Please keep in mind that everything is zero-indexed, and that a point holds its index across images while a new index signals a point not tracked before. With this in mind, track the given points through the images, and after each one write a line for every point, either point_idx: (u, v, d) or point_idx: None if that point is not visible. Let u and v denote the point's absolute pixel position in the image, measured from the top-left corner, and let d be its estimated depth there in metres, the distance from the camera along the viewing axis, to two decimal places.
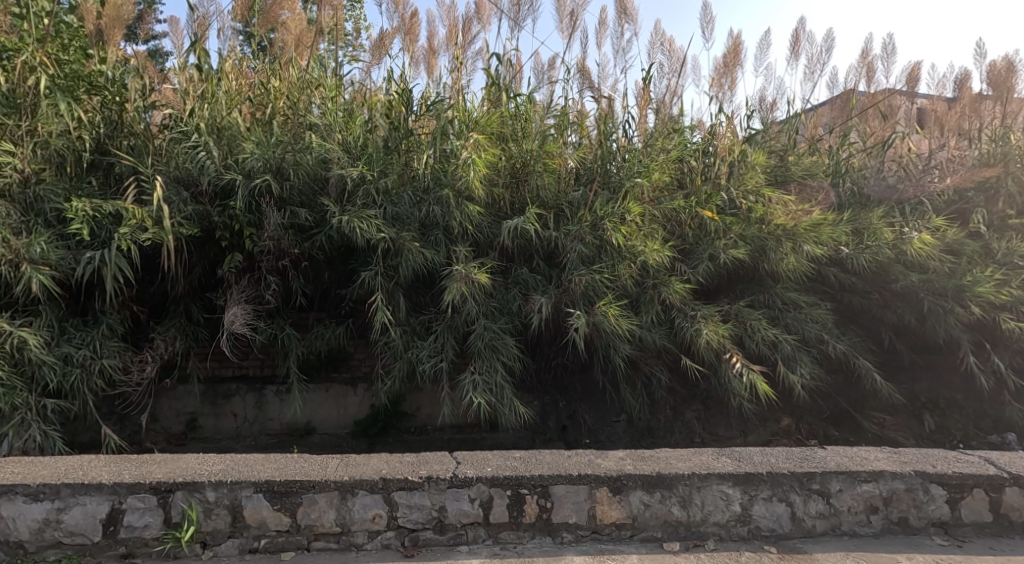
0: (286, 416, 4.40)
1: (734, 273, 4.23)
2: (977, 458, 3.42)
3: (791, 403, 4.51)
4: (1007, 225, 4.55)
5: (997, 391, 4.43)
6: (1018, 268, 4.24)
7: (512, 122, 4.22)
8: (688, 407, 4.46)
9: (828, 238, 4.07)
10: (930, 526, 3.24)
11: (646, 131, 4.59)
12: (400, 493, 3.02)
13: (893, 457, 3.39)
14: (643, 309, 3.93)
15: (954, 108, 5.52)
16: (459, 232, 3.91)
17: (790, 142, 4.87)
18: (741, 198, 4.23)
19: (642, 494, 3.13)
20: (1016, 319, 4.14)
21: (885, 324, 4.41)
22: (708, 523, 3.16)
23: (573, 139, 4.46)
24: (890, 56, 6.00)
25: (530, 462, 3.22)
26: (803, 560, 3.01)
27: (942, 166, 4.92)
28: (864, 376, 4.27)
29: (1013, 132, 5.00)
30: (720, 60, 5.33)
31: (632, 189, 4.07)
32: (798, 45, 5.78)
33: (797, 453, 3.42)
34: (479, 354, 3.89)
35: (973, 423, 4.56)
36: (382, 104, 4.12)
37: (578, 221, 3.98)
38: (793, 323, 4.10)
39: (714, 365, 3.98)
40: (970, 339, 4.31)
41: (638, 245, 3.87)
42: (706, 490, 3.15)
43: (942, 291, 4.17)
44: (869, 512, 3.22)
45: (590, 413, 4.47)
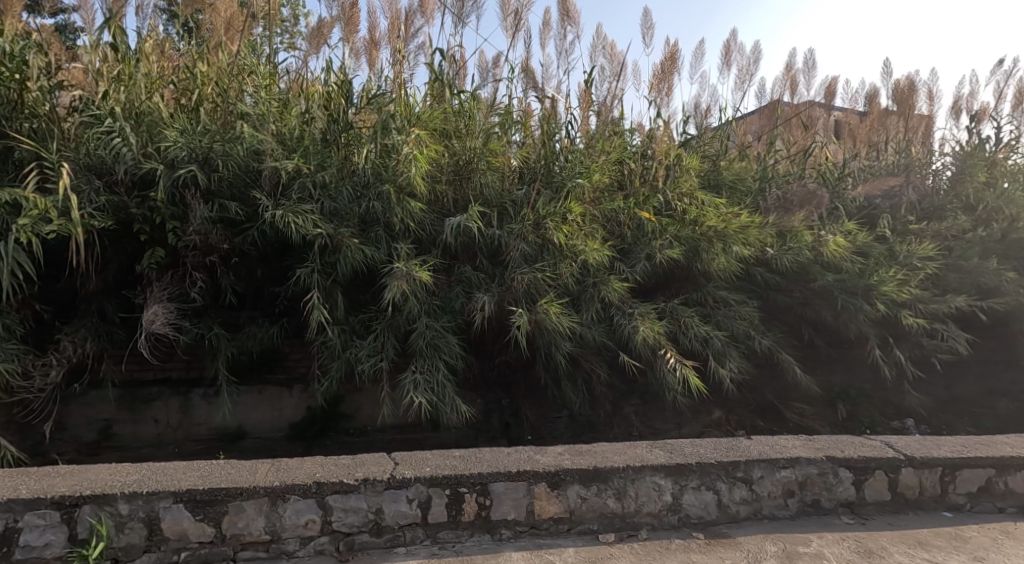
0: (215, 420, 4.28)
1: (669, 273, 4.38)
2: (878, 442, 3.68)
3: (721, 396, 4.69)
4: (909, 230, 4.90)
5: (900, 381, 4.83)
6: (917, 270, 4.58)
7: (456, 119, 4.26)
8: (627, 402, 4.57)
9: (755, 240, 4.27)
10: (839, 507, 3.45)
11: (588, 132, 4.69)
12: (335, 497, 3.00)
13: (809, 444, 3.60)
14: (584, 307, 4.02)
15: (865, 122, 5.95)
16: (400, 230, 3.89)
17: (722, 149, 5.06)
18: (676, 200, 4.37)
19: (579, 488, 3.20)
20: (914, 316, 4.49)
21: (805, 321, 4.64)
22: (641, 514, 3.26)
23: (517, 138, 4.51)
24: (812, 71, 6.31)
25: (469, 460, 3.26)
26: (728, 544, 3.15)
27: (854, 176, 5.29)
28: (786, 369, 4.49)
29: (914, 147, 5.61)
30: (658, 67, 5.47)
31: (574, 191, 4.16)
32: (729, 56, 6.00)
33: (723, 443, 3.58)
34: (420, 352, 3.88)
35: (879, 411, 4.90)
36: (321, 95, 4.09)
37: (522, 219, 4.02)
38: (723, 320, 4.27)
39: (650, 361, 4.10)
40: (877, 334, 4.58)
41: (578, 244, 3.96)
42: (640, 482, 3.26)
43: (853, 289, 4.43)
44: (786, 496, 3.40)
45: (533, 410, 4.53)
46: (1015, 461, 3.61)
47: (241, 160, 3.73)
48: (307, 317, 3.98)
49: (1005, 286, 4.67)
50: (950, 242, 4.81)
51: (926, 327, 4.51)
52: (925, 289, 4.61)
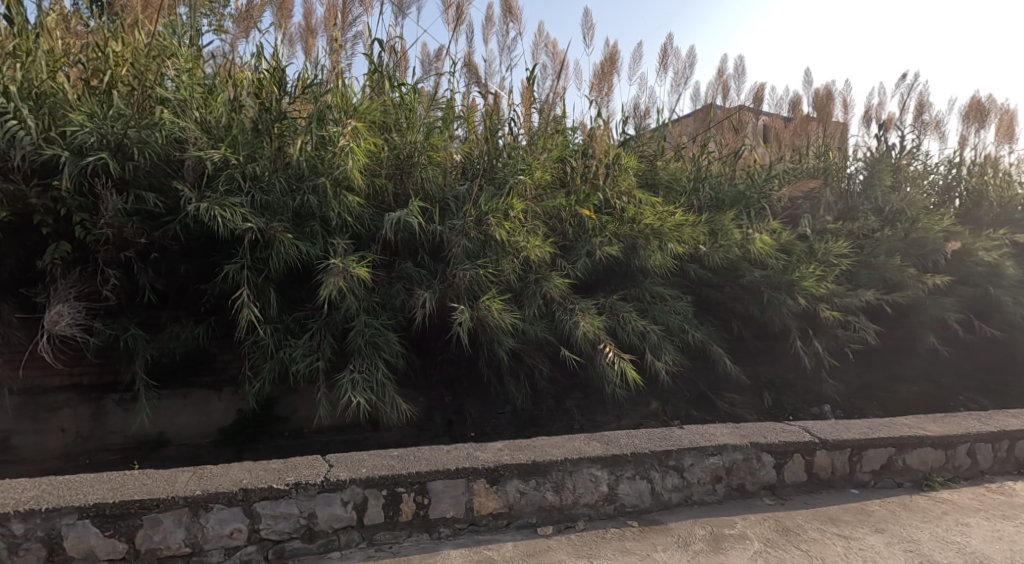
0: (131, 428, 4.13)
1: (609, 269, 4.47)
2: (797, 427, 3.88)
3: (658, 389, 4.82)
4: (826, 229, 5.38)
5: (817, 369, 5.07)
6: (833, 266, 4.91)
7: (397, 112, 4.21)
8: (569, 396, 4.65)
9: (689, 238, 4.41)
10: (761, 490, 3.63)
11: (531, 130, 4.74)
12: (263, 504, 2.94)
13: (735, 432, 3.77)
14: (526, 303, 4.05)
15: (789, 127, 6.26)
16: (337, 224, 3.82)
17: (659, 149, 5.26)
18: (615, 199, 4.54)
19: (518, 483, 3.24)
20: (831, 309, 4.79)
21: (735, 315, 4.83)
22: (579, 505, 3.33)
23: (460, 133, 4.54)
24: (742, 77, 6.56)
25: (407, 459, 3.25)
26: (660, 531, 3.26)
27: (779, 177, 5.56)
28: (717, 361, 4.66)
29: (832, 152, 6.03)
30: (598, 68, 5.58)
31: (515, 187, 4.19)
32: (665, 60, 6.17)
33: (657, 433, 3.70)
34: (358, 351, 3.83)
35: (800, 398, 5.19)
36: (251, 82, 3.97)
37: (464, 215, 4.01)
38: (658, 315, 4.40)
39: (590, 356, 4.19)
40: (799, 326, 4.84)
41: (520, 241, 4.00)
42: (577, 475, 3.33)
43: (778, 285, 4.65)
44: (714, 482, 3.55)
45: (477, 407, 4.55)
46: (912, 440, 3.86)
47: (161, 148, 3.58)
48: (236, 315, 3.87)
49: (907, 281, 5.10)
50: (861, 241, 5.30)
51: (841, 319, 4.82)
52: (840, 285, 4.94)
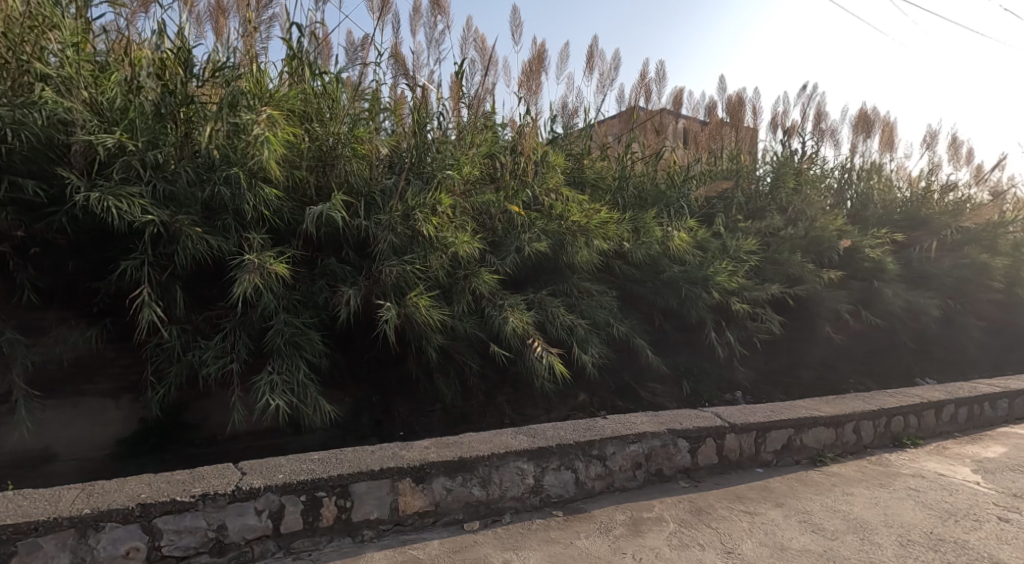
0: (10, 444, 3.68)
1: (538, 266, 4.54)
2: (710, 413, 4.10)
3: (586, 381, 4.94)
4: (738, 227, 5.75)
5: (729, 358, 5.40)
6: (743, 260, 5.28)
7: (318, 102, 4.10)
8: (499, 391, 4.70)
9: (613, 235, 4.56)
10: (677, 473, 3.82)
11: (461, 124, 4.76)
12: (165, 519, 2.79)
13: (653, 419, 3.93)
14: (455, 299, 4.06)
15: (705, 130, 6.54)
16: (253, 218, 3.65)
17: (585, 148, 5.34)
18: (543, 196, 4.63)
19: (444, 480, 3.26)
20: (741, 302, 5.10)
21: (656, 309, 5.02)
22: (506, 499, 3.37)
23: (386, 125, 4.47)
24: (663, 81, 6.80)
25: (328, 463, 3.20)
26: (584, 518, 3.34)
27: (696, 177, 5.89)
28: (640, 353, 4.82)
29: (743, 156, 6.44)
30: (526, 66, 5.63)
31: (443, 182, 4.19)
32: (591, 61, 6.30)
33: (581, 424, 3.80)
34: (279, 352, 3.68)
35: (714, 385, 5.40)
36: (152, 62, 3.69)
37: (390, 210, 3.98)
38: (585, 309, 4.50)
39: (519, 351, 4.24)
40: (713, 318, 5.13)
41: (448, 236, 3.99)
42: (503, 468, 3.37)
43: (695, 279, 4.86)
44: (634, 468, 3.68)
45: (405, 405, 4.52)
46: (808, 420, 4.21)
47: (41, 131, 3.26)
48: (135, 314, 3.61)
49: (807, 276, 5.57)
50: (768, 239, 5.79)
51: (750, 310, 5.15)
52: (749, 279, 5.28)
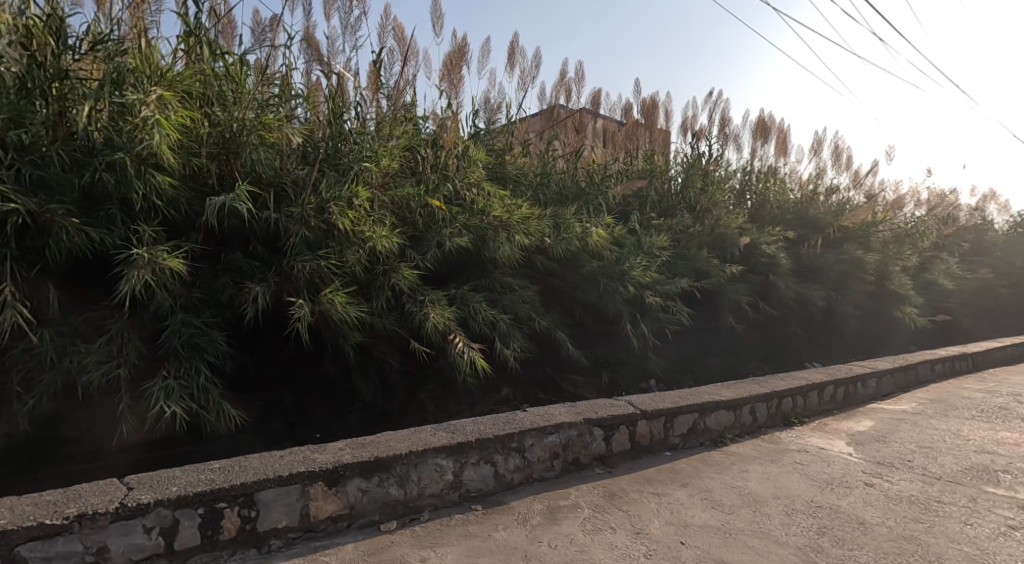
0: None
1: (461, 261, 4.54)
2: (624, 401, 4.26)
3: (508, 375, 4.96)
4: (652, 224, 6.00)
5: (644, 349, 5.60)
6: (655, 256, 5.54)
7: (217, 84, 3.88)
8: (422, 389, 4.59)
9: (535, 231, 4.63)
10: (593, 461, 3.94)
11: (379, 118, 4.73)
12: (31, 546, 2.53)
13: (571, 410, 4.03)
14: (374, 296, 3.99)
15: (622, 131, 6.75)
16: (142, 209, 3.40)
17: (507, 144, 5.40)
18: (464, 191, 4.63)
19: (360, 482, 3.19)
20: (654, 296, 5.36)
21: (577, 303, 5.13)
22: (424, 496, 3.36)
23: (300, 113, 4.34)
24: (582, 81, 6.95)
25: (230, 471, 3.04)
26: (502, 510, 3.39)
27: (614, 176, 6.10)
28: (561, 346, 4.93)
29: (658, 156, 6.70)
30: (447, 58, 5.62)
31: (360, 174, 4.11)
32: (512, 57, 6.36)
33: (500, 418, 3.84)
34: (175, 353, 3.44)
35: (631, 375, 5.54)
36: (12, 25, 3.21)
37: (302, 203, 3.82)
38: (508, 304, 4.54)
39: (440, 347, 4.25)
40: (630, 312, 5.33)
41: (366, 231, 3.87)
42: (421, 466, 3.36)
43: (613, 274, 5.02)
44: (553, 458, 3.77)
45: (322, 407, 4.27)
46: (711, 404, 4.47)
47: None
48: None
49: (713, 271, 5.93)
50: (679, 236, 6.13)
51: (662, 303, 5.43)
52: (661, 275, 5.56)
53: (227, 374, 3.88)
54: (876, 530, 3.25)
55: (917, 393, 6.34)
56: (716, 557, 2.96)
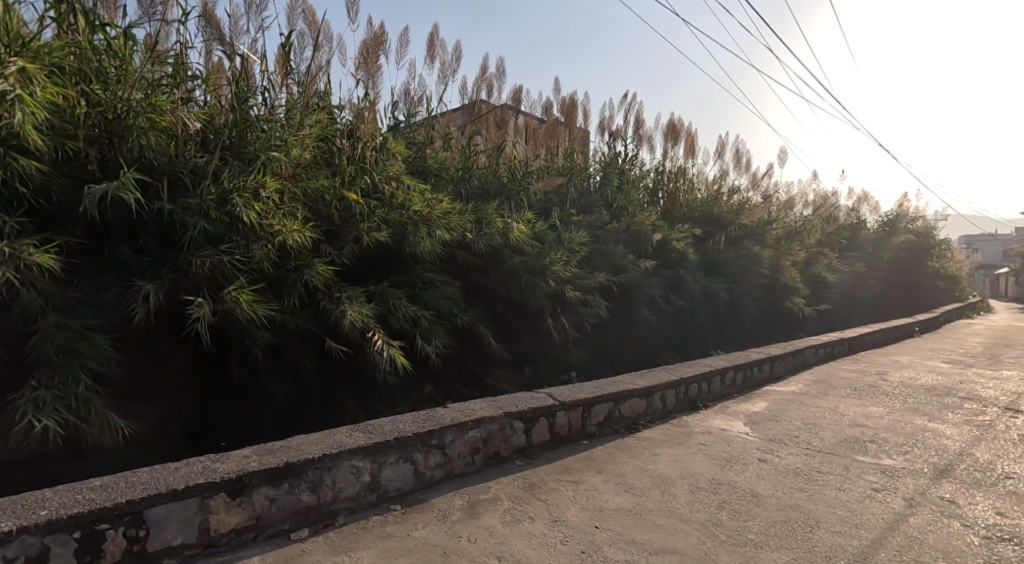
0: None
1: (380, 257, 4.47)
2: (543, 393, 4.34)
3: (431, 371, 4.88)
4: (572, 221, 6.15)
5: (564, 343, 5.73)
6: (575, 251, 5.71)
7: (93, 60, 3.49)
8: (341, 390, 4.44)
9: (456, 226, 4.65)
10: (514, 454, 3.99)
11: (282, 107, 4.54)
12: None
13: (492, 404, 4.06)
14: (286, 294, 3.86)
15: (542, 128, 6.82)
16: (6, 197, 3.09)
17: (427, 138, 5.35)
18: (383, 184, 4.56)
19: (267, 490, 3.02)
20: (574, 290, 5.53)
21: (500, 298, 5.15)
22: (339, 500, 3.24)
23: (199, 96, 4.10)
24: (502, 77, 6.98)
25: (114, 488, 2.76)
26: (422, 508, 3.36)
27: (535, 173, 6.19)
28: (484, 341, 4.96)
29: (576, 155, 6.89)
30: (364, 45, 5.48)
31: (268, 163, 3.87)
32: (432, 49, 6.31)
33: (420, 415, 3.81)
34: (47, 361, 3.07)
35: (553, 367, 5.67)
36: None
37: (200, 193, 3.55)
38: (429, 300, 4.52)
39: (358, 345, 4.15)
40: (551, 305, 5.42)
41: (275, 224, 3.68)
42: (336, 469, 3.23)
43: (534, 268, 5.20)
44: (473, 453, 3.79)
45: (226, 413, 4.04)
46: (625, 392, 4.63)
47: None
48: None
49: (629, 266, 6.22)
50: (598, 232, 6.31)
51: (581, 297, 5.61)
52: (580, 270, 5.76)
53: (115, 383, 3.49)
54: (767, 501, 3.48)
55: (803, 375, 6.83)
56: (627, 537, 3.07)
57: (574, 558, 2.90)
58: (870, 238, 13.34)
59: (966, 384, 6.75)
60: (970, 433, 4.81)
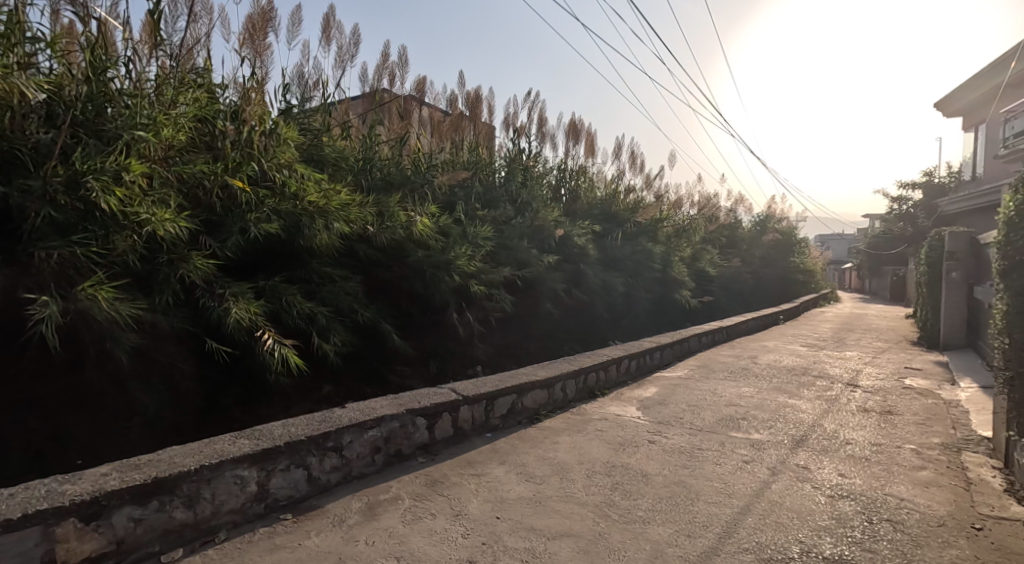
0: None
1: (270, 249, 4.27)
2: (446, 388, 4.32)
3: (330, 371, 4.71)
4: (477, 215, 6.17)
5: (470, 338, 5.74)
6: (481, 245, 5.73)
7: None
8: (226, 393, 4.14)
9: (356, 218, 4.53)
10: (416, 451, 3.95)
11: (149, 80, 4.10)
12: None
13: (393, 402, 3.99)
14: (156, 290, 3.59)
15: (446, 121, 6.74)
16: None
17: (323, 124, 5.15)
18: (274, 171, 4.29)
19: (131, 509, 2.77)
20: (479, 285, 5.53)
21: (403, 293, 5.08)
22: (220, 515, 3.05)
23: (42, 63, 3.47)
24: (404, 66, 6.86)
25: None
26: (316, 514, 3.24)
27: (438, 165, 6.15)
28: (387, 338, 4.85)
29: (481, 148, 6.93)
30: (250, 19, 5.11)
31: (132, 143, 3.44)
32: (328, 31, 6.11)
33: (316, 417, 3.66)
34: None
35: (459, 362, 5.72)
36: None
37: (45, 174, 3.15)
38: (328, 296, 4.38)
39: (246, 345, 3.93)
40: (455, 300, 5.43)
41: (141, 213, 3.33)
42: (217, 481, 3.03)
43: (439, 263, 5.14)
44: (373, 453, 3.71)
45: (84, 426, 3.62)
46: (528, 384, 4.70)
47: None
48: None
49: (534, 261, 6.31)
50: (502, 226, 6.37)
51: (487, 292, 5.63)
52: (487, 264, 5.80)
53: None
54: (656, 479, 3.65)
55: (689, 360, 7.22)
56: (527, 525, 3.12)
57: (473, 550, 2.92)
58: (746, 235, 14.36)
59: (820, 363, 7.43)
60: (821, 406, 5.28)
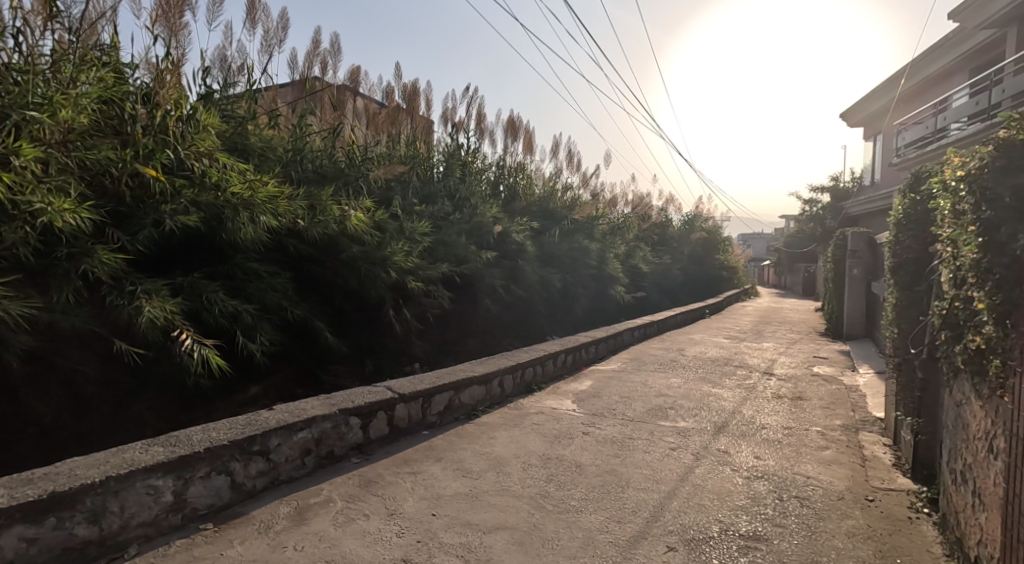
0: None
1: (189, 241, 4.11)
2: (381, 387, 4.29)
3: (257, 372, 4.57)
4: (415, 210, 6.12)
5: (406, 335, 5.70)
6: (418, 241, 5.70)
7: None
8: (137, 399, 3.93)
9: (284, 212, 4.39)
10: (349, 452, 3.91)
11: (44, 55, 3.79)
12: None
13: (325, 402, 3.92)
14: (55, 288, 3.30)
15: (382, 114, 6.64)
16: None
17: (249, 111, 4.97)
18: (191, 160, 4.03)
19: (26, 528, 2.58)
20: (416, 281, 5.50)
21: (336, 289, 5.00)
22: (130, 528, 2.89)
23: None
24: (336, 55, 6.72)
25: None
26: (240, 522, 3.14)
27: (373, 158, 6.06)
28: (320, 336, 4.76)
29: (418, 143, 6.86)
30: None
31: (23, 124, 3.18)
32: (253, 14, 5.92)
33: (240, 420, 3.53)
34: None
35: (396, 361, 5.67)
36: None
37: None
38: (253, 293, 4.27)
39: (162, 347, 3.75)
40: (391, 297, 5.38)
41: (37, 202, 3.07)
42: (126, 492, 2.87)
43: (375, 259, 5.08)
44: (303, 455, 3.64)
45: None
46: (465, 380, 4.74)
47: None
48: None
49: (471, 256, 6.31)
50: (438, 222, 6.35)
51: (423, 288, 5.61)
52: (424, 260, 5.78)
53: None
54: (589, 470, 3.74)
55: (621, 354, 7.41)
56: (463, 520, 3.15)
57: (408, 548, 2.92)
58: (677, 232, 14.79)
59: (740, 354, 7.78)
60: (739, 394, 5.55)
